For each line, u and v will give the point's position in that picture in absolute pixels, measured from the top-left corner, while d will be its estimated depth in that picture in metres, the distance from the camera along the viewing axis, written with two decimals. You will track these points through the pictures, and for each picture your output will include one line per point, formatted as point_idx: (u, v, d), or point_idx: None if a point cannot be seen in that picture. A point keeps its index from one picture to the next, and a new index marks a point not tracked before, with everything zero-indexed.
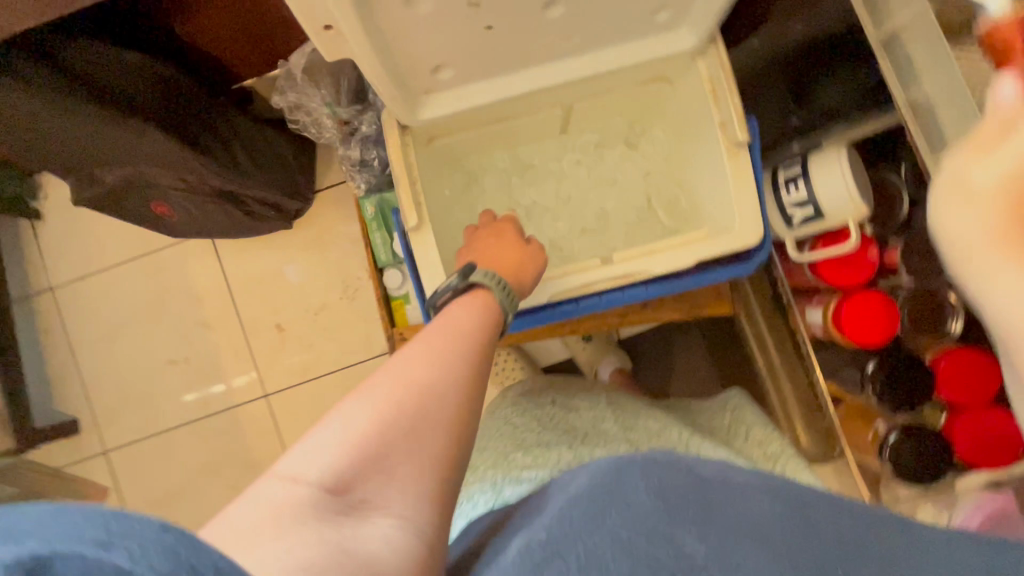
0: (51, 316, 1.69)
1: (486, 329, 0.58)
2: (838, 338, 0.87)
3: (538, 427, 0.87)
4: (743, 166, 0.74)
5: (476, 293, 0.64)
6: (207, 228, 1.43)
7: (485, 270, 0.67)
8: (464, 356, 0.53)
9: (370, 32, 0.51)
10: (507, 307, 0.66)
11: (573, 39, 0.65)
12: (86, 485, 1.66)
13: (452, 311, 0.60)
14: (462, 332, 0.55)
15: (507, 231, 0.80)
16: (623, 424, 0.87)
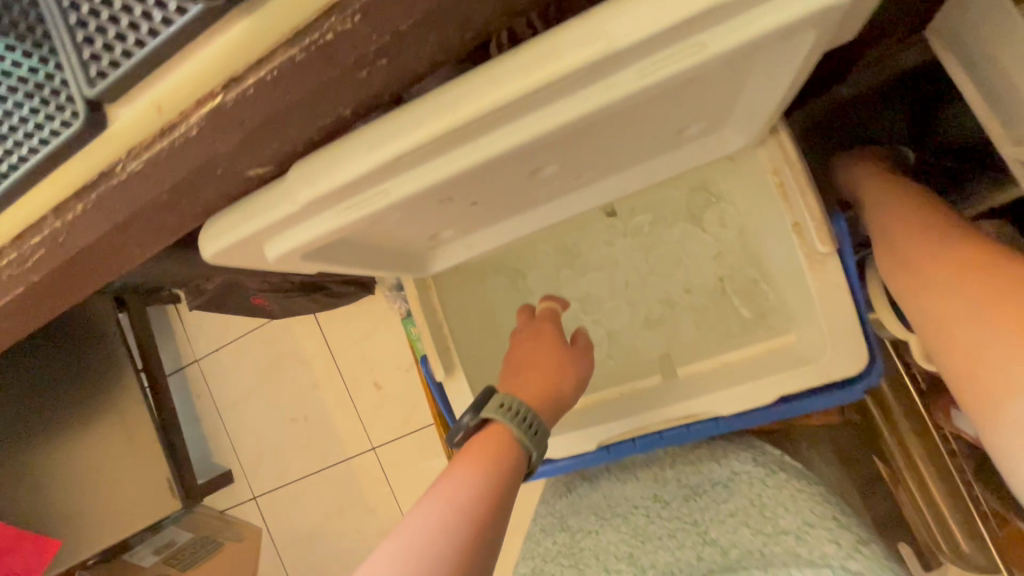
0: (197, 384, 1.97)
1: (495, 484, 0.50)
2: None
3: (596, 528, 0.77)
4: (831, 282, 0.57)
5: (489, 434, 0.56)
6: (300, 310, 1.55)
7: (499, 401, 0.59)
8: (462, 531, 0.45)
9: (334, 254, 0.47)
10: (527, 448, 0.57)
11: (581, 178, 0.55)
12: (244, 528, 1.92)
13: (454, 472, 0.51)
14: (464, 495, 0.48)
15: (546, 332, 0.70)
16: (685, 497, 0.76)
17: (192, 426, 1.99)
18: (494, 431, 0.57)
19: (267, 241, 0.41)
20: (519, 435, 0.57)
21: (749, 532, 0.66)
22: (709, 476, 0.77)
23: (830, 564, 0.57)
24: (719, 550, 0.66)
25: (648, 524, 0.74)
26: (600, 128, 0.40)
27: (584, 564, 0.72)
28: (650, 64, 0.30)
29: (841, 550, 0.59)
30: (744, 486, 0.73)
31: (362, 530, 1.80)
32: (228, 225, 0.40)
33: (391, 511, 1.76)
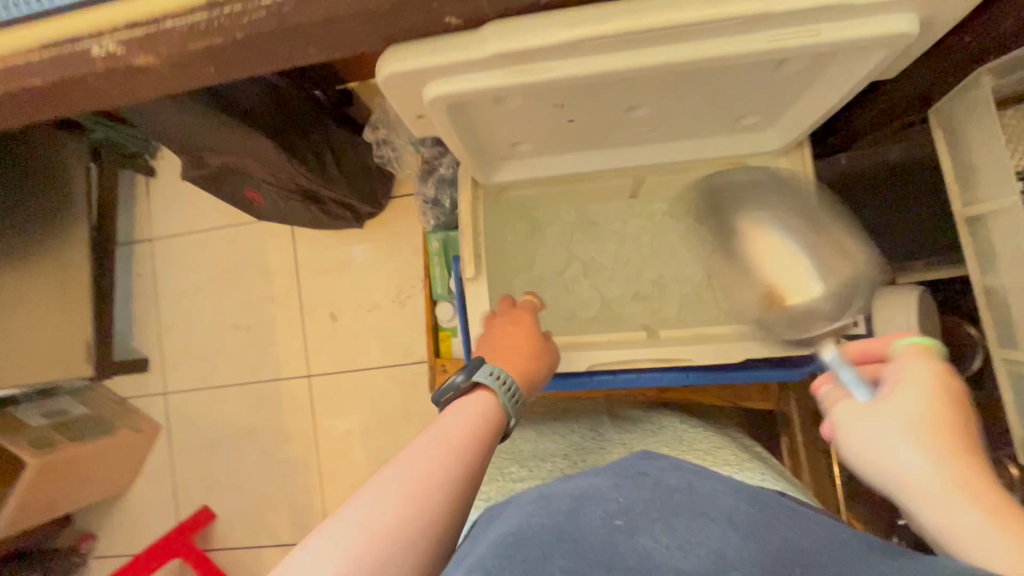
0: (143, 263, 1.87)
1: (484, 440, 0.56)
2: (872, 479, 0.84)
3: (539, 442, 0.90)
4: (810, 273, 0.73)
5: (477, 399, 0.61)
6: (290, 218, 1.55)
7: (491, 370, 0.64)
8: (457, 476, 0.50)
9: (460, 122, 0.57)
10: (508, 415, 0.63)
11: (653, 133, 0.68)
12: (143, 421, 1.81)
13: (452, 417, 0.58)
14: (456, 444, 0.53)
15: (525, 321, 0.77)
16: (619, 428, 0.91)
17: (121, 303, 1.88)
18: (484, 398, 0.61)
19: (430, 82, 0.50)
20: (504, 404, 0.63)
21: (668, 448, 0.82)
22: (641, 420, 0.93)
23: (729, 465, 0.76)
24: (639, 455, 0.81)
25: (583, 439, 0.88)
26: (710, 74, 0.53)
27: (525, 458, 0.84)
28: (780, 35, 0.44)
29: (739, 458, 0.79)
30: (670, 430, 0.88)
31: (271, 455, 1.75)
32: (412, 55, 0.47)
33: (307, 444, 1.72)
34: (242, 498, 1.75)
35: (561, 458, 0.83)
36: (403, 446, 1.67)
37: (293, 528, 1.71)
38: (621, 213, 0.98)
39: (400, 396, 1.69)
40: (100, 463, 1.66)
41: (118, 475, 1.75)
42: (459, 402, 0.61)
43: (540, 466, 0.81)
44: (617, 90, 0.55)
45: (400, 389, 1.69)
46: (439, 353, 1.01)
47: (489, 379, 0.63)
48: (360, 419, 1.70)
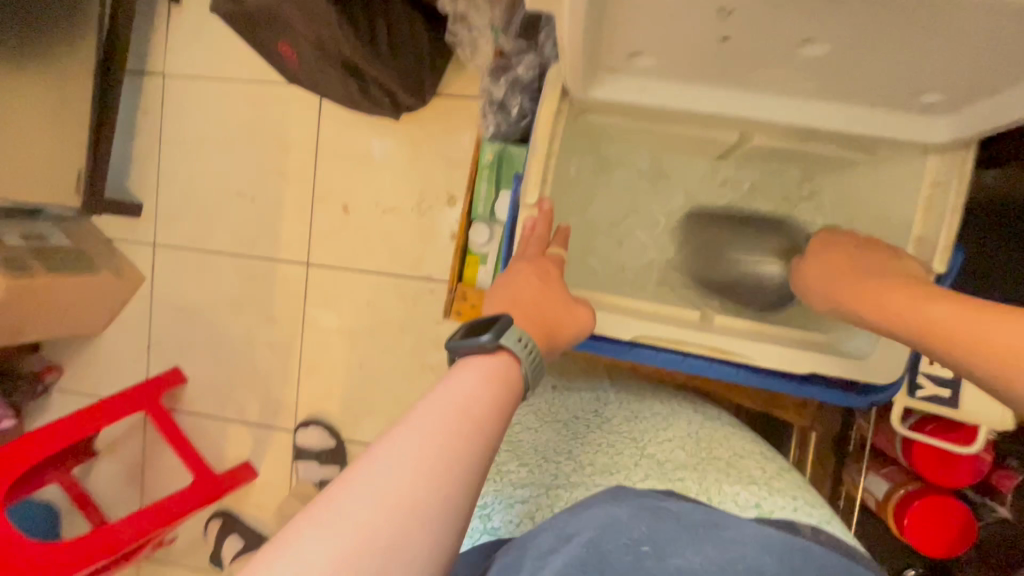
0: (151, 99, 1.69)
1: (496, 423, 0.42)
2: (889, 522, 0.79)
3: (536, 427, 0.79)
4: None
5: (494, 366, 0.47)
6: (323, 88, 1.38)
7: (519, 335, 0.49)
8: (457, 474, 0.38)
9: (586, 4, 0.44)
10: (526, 390, 0.50)
11: (805, 83, 0.54)
12: (126, 268, 1.72)
13: (468, 377, 0.45)
14: (465, 422, 0.40)
15: (553, 275, 0.61)
16: (626, 417, 0.80)
17: (121, 138, 1.72)
18: (505, 366, 0.47)
19: None
20: (526, 375, 0.49)
21: (685, 453, 0.72)
22: (644, 406, 0.82)
23: (757, 484, 0.68)
24: (655, 463, 0.70)
25: (586, 428, 0.78)
26: (948, 14, 0.39)
27: (523, 455, 0.73)
28: None
29: (765, 473, 0.72)
30: (682, 422, 0.78)
31: (254, 333, 1.68)
32: None
33: (292, 332, 1.66)
34: (217, 368, 1.70)
35: (567, 459, 0.72)
36: (391, 358, 1.61)
37: (262, 411, 1.68)
38: (703, 173, 0.86)
39: (398, 308, 1.60)
40: (76, 299, 1.58)
41: (94, 315, 1.68)
42: (473, 364, 0.47)
43: (543, 469, 0.70)
44: (812, 8, 0.42)
45: (400, 301, 1.60)
46: (463, 277, 0.91)
47: (516, 346, 0.48)
48: (352, 319, 1.63)
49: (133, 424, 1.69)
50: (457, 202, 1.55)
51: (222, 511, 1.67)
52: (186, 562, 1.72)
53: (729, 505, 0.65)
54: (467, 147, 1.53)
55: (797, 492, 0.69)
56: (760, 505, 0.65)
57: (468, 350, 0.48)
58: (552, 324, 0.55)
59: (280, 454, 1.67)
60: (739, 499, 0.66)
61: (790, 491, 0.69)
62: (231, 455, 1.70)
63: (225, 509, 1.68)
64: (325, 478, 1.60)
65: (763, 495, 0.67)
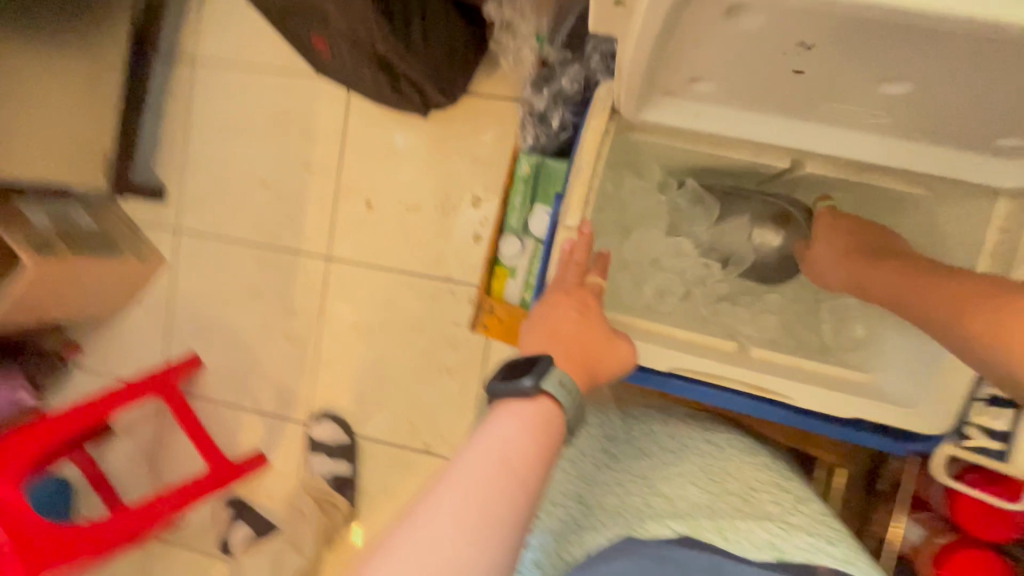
0: (180, 84, 1.69)
1: (538, 477, 0.41)
2: (923, 570, 0.76)
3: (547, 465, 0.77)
4: None
5: (533, 413, 0.45)
6: (354, 82, 1.36)
7: (560, 378, 0.47)
8: (497, 542, 0.37)
9: (659, 30, 0.41)
10: (565, 434, 0.47)
11: (875, 117, 0.51)
12: (150, 252, 1.73)
13: (497, 430, 0.43)
14: (500, 489, 0.39)
15: (592, 305, 0.58)
16: (640, 449, 0.77)
17: (149, 122, 1.72)
18: (544, 413, 0.45)
19: None
20: (567, 420, 0.47)
21: (698, 489, 0.68)
22: (660, 435, 0.78)
23: (773, 520, 0.65)
24: (668, 501, 0.67)
25: (596, 464, 0.75)
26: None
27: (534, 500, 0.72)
28: None
29: (779, 508, 0.67)
30: (695, 454, 0.74)
31: (271, 323, 1.68)
32: None
33: (311, 324, 1.65)
34: (234, 356, 1.71)
35: (576, 504, 0.69)
36: (407, 357, 1.60)
37: (277, 402, 1.68)
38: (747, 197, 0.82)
39: (416, 306, 1.59)
40: (99, 282, 1.59)
41: (116, 297, 1.69)
42: (512, 411, 0.45)
43: (553, 515, 0.68)
44: (903, 47, 0.39)
45: (420, 300, 1.59)
46: (490, 290, 0.89)
47: (556, 391, 0.46)
48: (370, 316, 1.62)
49: (149, 408, 1.71)
50: (483, 203, 1.53)
51: (233, 498, 1.68)
52: (194, 547, 1.73)
53: (743, 546, 0.62)
54: (495, 146, 1.50)
55: (813, 529, 0.65)
56: (776, 545, 0.62)
57: (506, 396, 0.46)
58: (594, 359, 0.53)
59: (293, 445, 1.67)
60: (755, 539, 0.63)
61: (806, 527, 0.65)
62: (244, 444, 1.71)
63: (236, 497, 1.69)
64: (336, 473, 1.60)
65: (779, 534, 0.63)
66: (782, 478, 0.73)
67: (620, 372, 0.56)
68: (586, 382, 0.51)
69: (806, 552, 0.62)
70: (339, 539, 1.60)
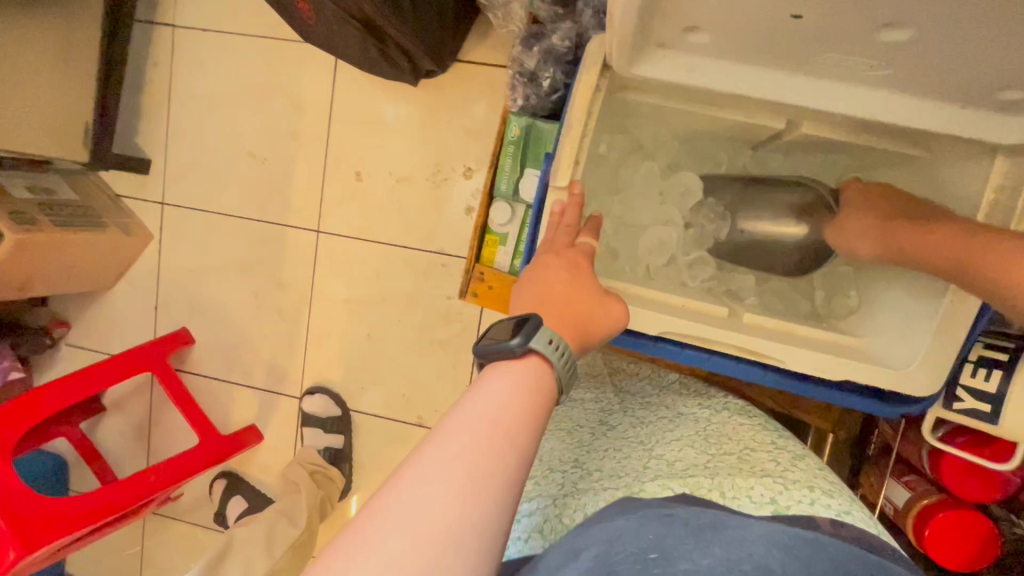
0: (161, 51, 1.63)
1: (528, 433, 0.40)
2: (906, 530, 0.77)
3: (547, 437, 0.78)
4: (969, 309, 0.59)
5: (521, 372, 0.44)
6: (341, 48, 1.32)
7: (549, 336, 0.46)
8: (485, 494, 0.37)
9: None
10: (558, 393, 0.47)
11: (874, 69, 0.50)
12: (135, 226, 1.69)
13: (486, 390, 0.42)
14: (487, 445, 0.38)
15: (584, 268, 0.56)
16: (636, 420, 0.79)
17: (130, 91, 1.66)
18: (532, 371, 0.45)
19: None
20: (558, 379, 0.46)
21: (694, 452, 0.69)
22: (655, 407, 0.81)
23: (774, 478, 0.62)
24: (665, 463, 0.67)
25: (591, 435, 0.77)
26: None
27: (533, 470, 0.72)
28: None
29: (779, 465, 0.66)
30: (690, 422, 0.75)
31: (261, 297, 1.66)
32: None
33: (302, 298, 1.64)
34: (224, 330, 1.69)
35: (574, 470, 0.70)
36: (400, 331, 1.59)
37: (268, 376, 1.68)
38: (741, 162, 0.81)
39: (408, 279, 1.57)
40: (83, 255, 1.55)
41: (102, 271, 1.66)
42: (501, 372, 0.44)
43: (552, 481, 0.69)
44: None
45: (411, 273, 1.57)
46: (480, 258, 0.87)
47: (543, 348, 0.45)
48: (362, 289, 1.60)
49: (140, 382, 1.70)
50: (474, 174, 1.50)
51: (227, 471, 1.69)
52: (190, 519, 1.74)
53: (743, 502, 0.59)
54: (486, 116, 1.47)
55: (816, 484, 0.63)
56: (778, 503, 0.59)
57: (496, 357, 0.46)
58: (585, 319, 0.52)
59: (286, 419, 1.68)
60: (755, 497, 0.60)
61: (807, 483, 0.62)
62: (237, 418, 1.71)
63: (230, 470, 1.70)
64: (330, 446, 1.60)
65: (780, 489, 0.60)
66: (783, 441, 0.71)
67: (613, 334, 0.55)
68: (576, 342, 0.50)
69: (808, 505, 0.59)
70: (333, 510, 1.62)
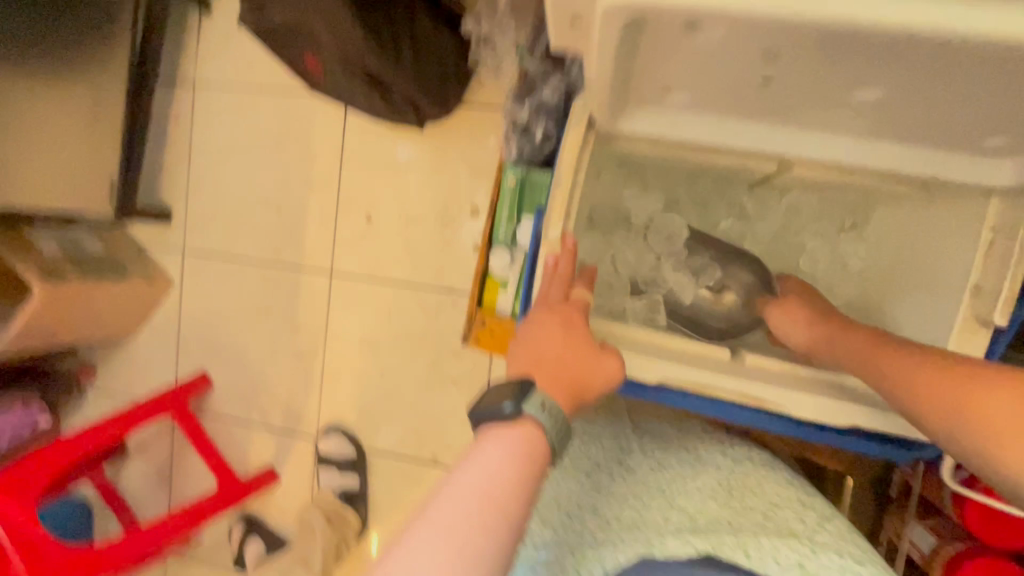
0: (182, 109, 1.72)
1: (521, 503, 0.40)
2: None
3: (558, 476, 0.75)
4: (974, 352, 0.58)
5: (517, 439, 0.44)
6: (348, 100, 1.37)
7: (541, 400, 0.46)
8: (479, 574, 0.36)
9: (619, 44, 0.42)
10: (553, 457, 0.47)
11: (853, 121, 0.50)
12: (158, 274, 1.76)
13: (482, 459, 0.42)
14: (482, 520, 0.38)
15: (577, 323, 0.57)
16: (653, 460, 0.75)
17: (153, 147, 1.75)
18: (526, 437, 0.44)
19: None
20: (552, 443, 0.46)
21: (715, 505, 0.67)
22: (673, 446, 0.77)
23: (800, 539, 0.61)
24: (686, 516, 0.65)
25: (609, 478, 0.73)
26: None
27: (547, 513, 0.70)
28: None
29: (805, 524, 0.64)
30: (711, 467, 0.72)
31: (277, 340, 1.70)
32: None
33: (316, 340, 1.67)
34: (242, 373, 1.73)
35: (591, 516, 0.68)
36: (412, 370, 1.60)
37: (285, 417, 1.70)
38: (737, 202, 0.81)
39: (419, 318, 1.59)
40: (108, 305, 1.62)
41: (127, 319, 1.72)
42: (495, 437, 0.44)
43: (568, 529, 0.67)
44: (871, 56, 0.38)
45: (422, 312, 1.59)
46: (482, 304, 0.89)
47: (536, 414, 0.45)
48: (374, 329, 1.62)
49: (162, 426, 1.73)
50: (481, 213, 1.53)
51: (245, 514, 1.70)
52: (210, 563, 1.75)
53: (768, 564, 0.59)
54: (492, 155, 1.50)
55: (841, 547, 0.61)
56: (803, 564, 0.59)
57: (491, 423, 0.46)
58: (578, 376, 0.52)
59: (302, 460, 1.69)
60: (781, 558, 0.59)
61: (834, 546, 0.61)
62: (255, 460, 1.72)
63: (249, 512, 1.70)
64: (346, 487, 1.60)
65: (805, 552, 0.59)
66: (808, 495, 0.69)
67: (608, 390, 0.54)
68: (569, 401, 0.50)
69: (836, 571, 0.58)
70: (350, 552, 1.61)
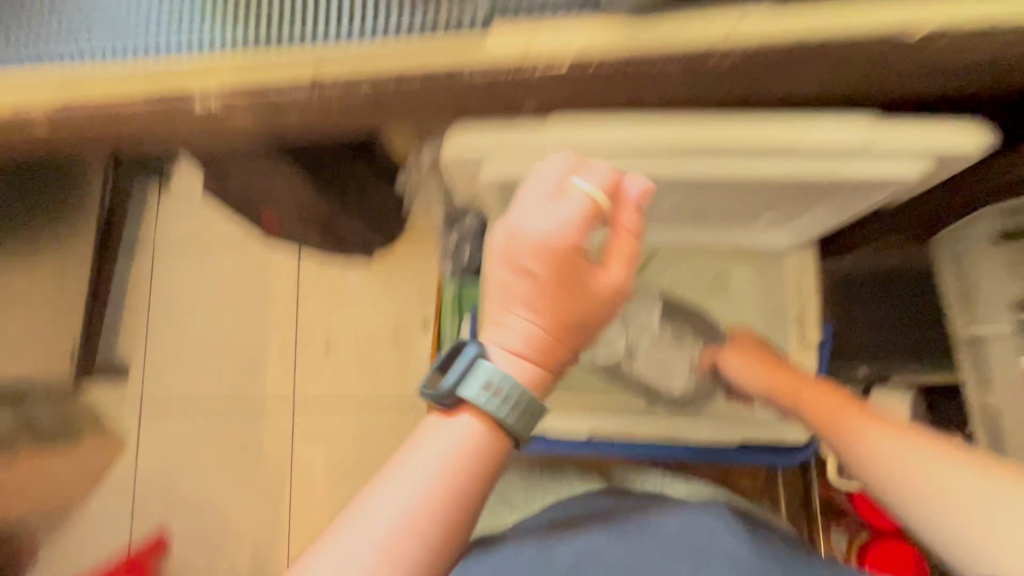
0: (135, 271, 1.83)
1: (466, 488, 0.48)
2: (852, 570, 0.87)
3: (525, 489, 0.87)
4: None
5: (462, 428, 0.50)
6: (302, 240, 1.57)
7: (486, 382, 0.50)
8: (419, 531, 0.46)
9: (504, 188, 0.65)
10: (511, 438, 0.51)
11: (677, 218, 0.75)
12: (108, 434, 1.73)
13: (428, 451, 0.49)
14: (425, 511, 0.47)
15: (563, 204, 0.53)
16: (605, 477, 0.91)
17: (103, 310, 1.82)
18: (474, 431, 0.50)
19: (483, 162, 0.61)
20: (506, 428, 0.50)
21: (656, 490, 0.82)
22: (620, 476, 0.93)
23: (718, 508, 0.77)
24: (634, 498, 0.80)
25: (570, 484, 0.83)
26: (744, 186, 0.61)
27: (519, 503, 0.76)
28: None
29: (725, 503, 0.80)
30: (651, 479, 0.89)
31: (239, 481, 1.69)
32: (480, 139, 0.57)
33: (282, 474, 1.67)
34: (202, 524, 1.67)
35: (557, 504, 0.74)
36: None
37: (252, 564, 1.63)
38: None
39: (384, 433, 1.67)
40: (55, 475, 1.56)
41: (73, 488, 1.65)
42: (443, 423, 0.51)
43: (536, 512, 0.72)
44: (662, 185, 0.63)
45: (386, 427, 1.67)
46: None
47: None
48: (341, 451, 1.67)
49: None
50: (432, 326, 1.70)
51: None
52: None
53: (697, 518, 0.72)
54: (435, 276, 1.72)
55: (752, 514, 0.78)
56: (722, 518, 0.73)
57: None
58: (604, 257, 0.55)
59: None
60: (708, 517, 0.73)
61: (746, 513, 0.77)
62: None
63: None
64: None
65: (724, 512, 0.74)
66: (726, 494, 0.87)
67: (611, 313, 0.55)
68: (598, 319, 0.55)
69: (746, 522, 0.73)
70: None
